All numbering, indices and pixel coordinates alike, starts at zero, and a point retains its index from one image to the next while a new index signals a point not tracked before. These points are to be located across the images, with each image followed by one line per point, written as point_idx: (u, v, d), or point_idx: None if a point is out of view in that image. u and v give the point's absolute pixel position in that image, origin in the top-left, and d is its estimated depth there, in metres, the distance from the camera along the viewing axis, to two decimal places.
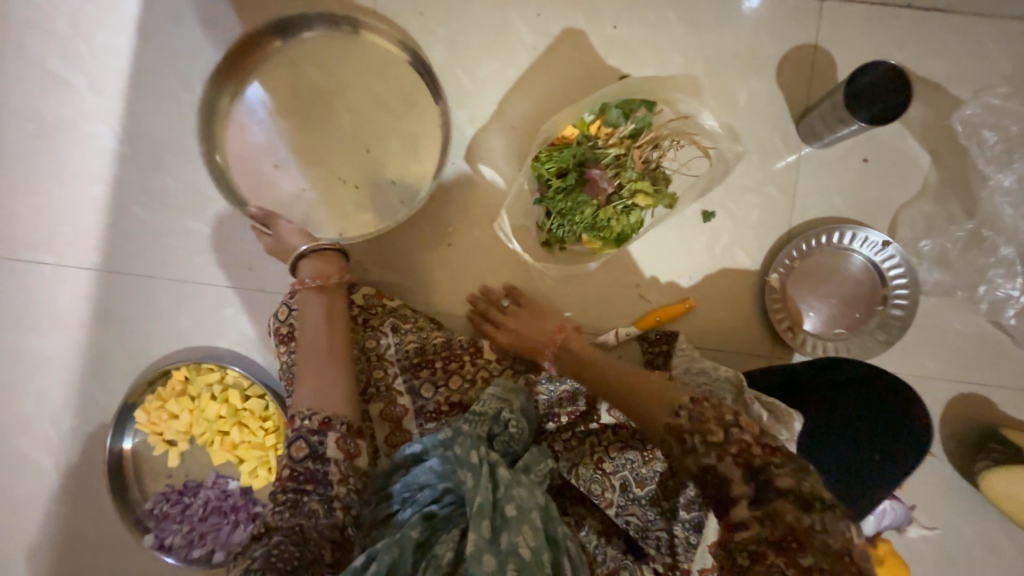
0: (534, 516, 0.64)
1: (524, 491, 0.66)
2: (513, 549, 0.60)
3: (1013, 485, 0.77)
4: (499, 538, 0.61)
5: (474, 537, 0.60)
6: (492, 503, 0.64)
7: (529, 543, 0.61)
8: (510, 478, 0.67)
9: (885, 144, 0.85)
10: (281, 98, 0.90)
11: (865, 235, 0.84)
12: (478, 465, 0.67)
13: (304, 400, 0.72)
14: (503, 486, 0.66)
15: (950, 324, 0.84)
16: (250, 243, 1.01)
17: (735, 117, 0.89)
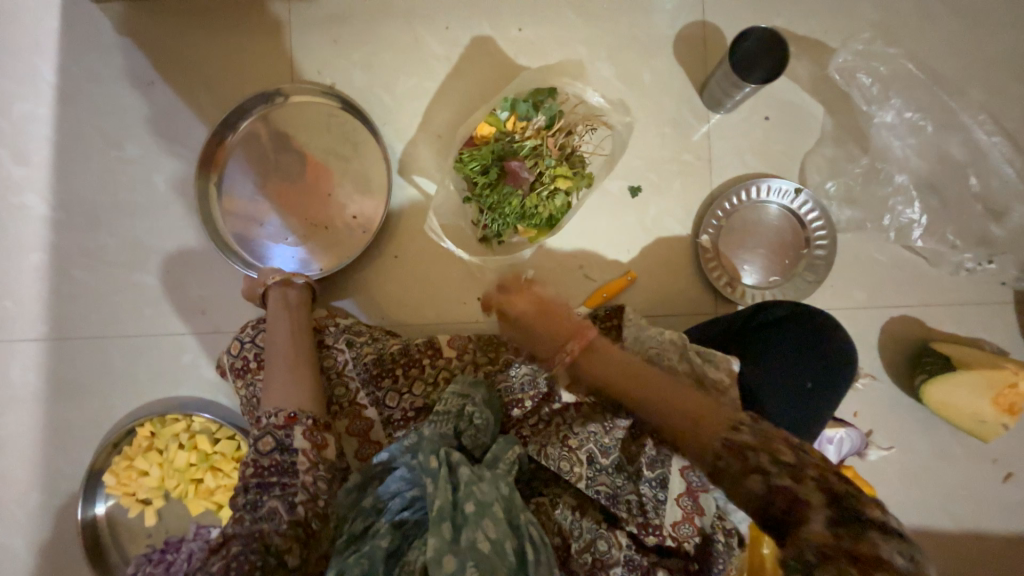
0: (496, 508, 0.66)
1: (486, 485, 0.68)
2: (473, 545, 0.62)
3: (949, 393, 0.83)
4: (460, 537, 0.63)
5: (433, 542, 0.61)
6: (452, 504, 0.65)
7: (488, 536, 0.63)
8: (471, 475, 0.68)
9: (780, 101, 0.92)
10: (235, 152, 0.97)
11: (777, 185, 0.90)
12: (437, 469, 0.68)
13: (272, 400, 0.76)
14: (462, 484, 0.67)
15: (869, 255, 0.90)
16: (199, 287, 1.01)
17: (644, 96, 0.95)
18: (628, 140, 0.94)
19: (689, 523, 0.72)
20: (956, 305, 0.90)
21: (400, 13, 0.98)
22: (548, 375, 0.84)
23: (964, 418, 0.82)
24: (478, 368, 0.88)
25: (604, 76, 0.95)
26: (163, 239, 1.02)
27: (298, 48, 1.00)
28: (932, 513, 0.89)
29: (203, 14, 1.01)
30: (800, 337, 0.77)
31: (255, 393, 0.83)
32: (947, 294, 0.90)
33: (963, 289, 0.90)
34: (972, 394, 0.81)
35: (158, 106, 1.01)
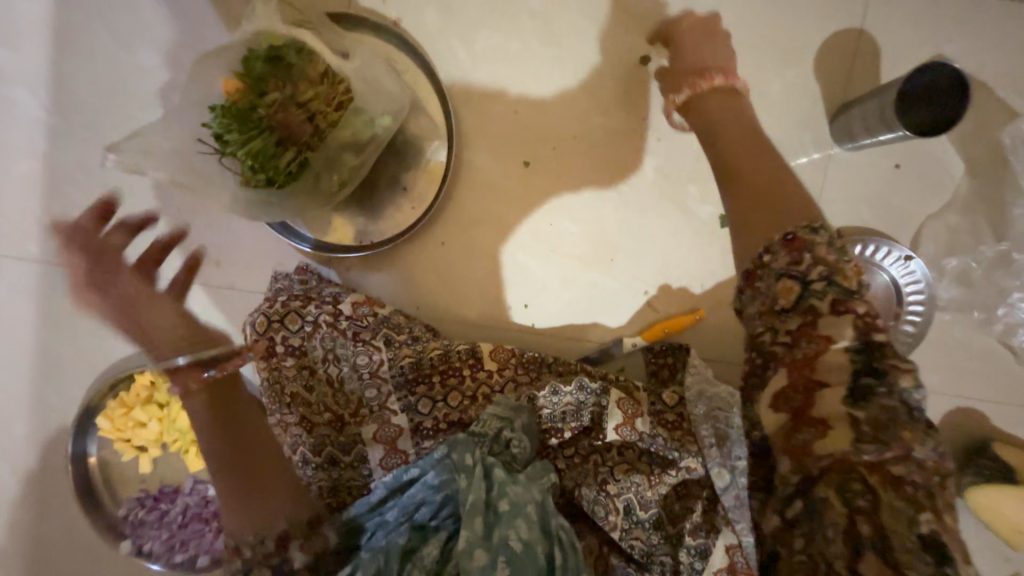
0: (530, 510, 0.63)
1: (521, 488, 0.65)
2: (505, 542, 0.59)
3: (997, 500, 0.79)
4: (491, 534, 0.60)
5: (465, 534, 0.59)
6: (485, 501, 0.63)
7: (520, 536, 0.60)
8: (505, 477, 0.66)
9: (918, 148, 0.79)
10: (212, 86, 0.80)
11: (898, 252, 0.79)
12: (472, 467, 0.66)
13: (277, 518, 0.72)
14: (496, 485, 0.65)
15: (960, 342, 0.82)
16: (214, 235, 0.89)
17: (764, 111, 0.81)
18: None
19: None
20: None
21: None
22: (595, 407, 0.77)
23: (1006, 528, 0.79)
24: (519, 387, 0.80)
25: None
26: None
27: None
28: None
29: None
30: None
31: (278, 380, 0.75)
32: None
33: None
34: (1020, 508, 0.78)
35: (187, 8, 0.84)
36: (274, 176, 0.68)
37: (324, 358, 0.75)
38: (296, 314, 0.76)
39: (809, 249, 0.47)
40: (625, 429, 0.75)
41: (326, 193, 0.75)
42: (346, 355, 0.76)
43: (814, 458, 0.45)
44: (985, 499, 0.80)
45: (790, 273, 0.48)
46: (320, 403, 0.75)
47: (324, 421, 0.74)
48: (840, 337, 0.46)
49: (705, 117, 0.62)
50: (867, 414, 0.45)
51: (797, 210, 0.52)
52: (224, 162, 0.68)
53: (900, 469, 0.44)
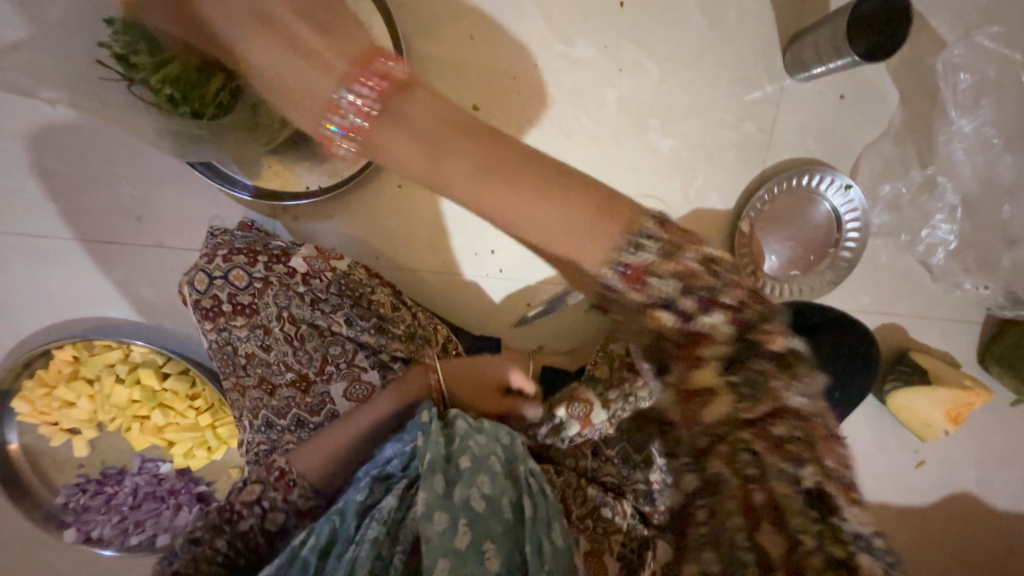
0: (493, 462, 0.59)
1: (484, 437, 0.61)
2: (466, 502, 0.55)
3: (912, 399, 0.90)
4: (451, 492, 0.55)
5: (423, 496, 0.54)
6: (445, 456, 0.58)
7: (484, 493, 0.55)
8: (466, 428, 0.61)
9: (860, 80, 0.83)
10: None
11: (837, 180, 0.84)
12: (428, 423, 0.60)
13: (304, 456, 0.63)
14: (458, 439, 0.60)
15: (885, 263, 0.91)
16: (132, 186, 0.78)
17: (722, 40, 0.80)
18: (693, 92, 0.82)
19: None
20: (941, 317, 0.95)
21: None
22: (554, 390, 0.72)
23: (916, 421, 0.91)
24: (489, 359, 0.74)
25: (685, 4, 0.79)
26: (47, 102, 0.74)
27: None
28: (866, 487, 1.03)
29: None
30: (848, 342, 0.78)
31: (227, 342, 0.68)
32: (935, 307, 0.94)
33: (949, 305, 0.95)
34: (932, 404, 0.89)
35: None
36: (201, 108, 0.59)
37: (278, 317, 0.67)
38: (242, 271, 0.67)
39: (651, 271, 0.37)
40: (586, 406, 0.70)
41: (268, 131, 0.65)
42: (304, 313, 0.68)
43: (706, 412, 0.38)
44: (903, 400, 0.91)
45: (652, 303, 0.37)
46: (280, 362, 0.68)
47: (286, 382, 0.68)
48: (714, 335, 0.37)
49: (417, 154, 0.40)
50: (736, 348, 0.36)
51: (577, 211, 0.38)
52: (134, 90, 0.58)
53: (782, 427, 0.36)
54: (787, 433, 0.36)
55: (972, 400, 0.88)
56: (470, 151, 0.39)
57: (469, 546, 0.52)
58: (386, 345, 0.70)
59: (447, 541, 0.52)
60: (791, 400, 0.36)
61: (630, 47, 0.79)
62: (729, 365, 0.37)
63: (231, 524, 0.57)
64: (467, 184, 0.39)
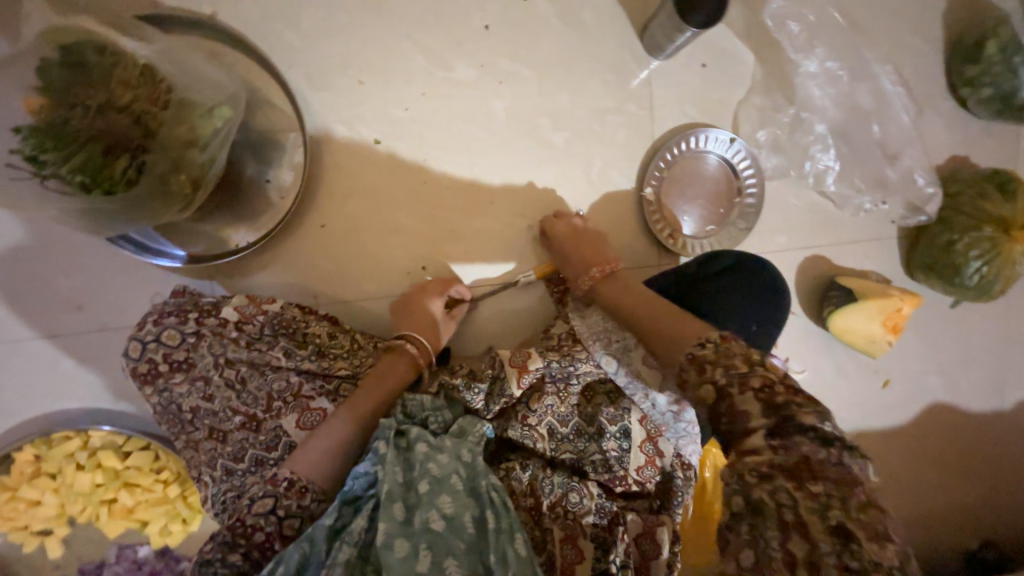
0: (455, 480, 0.61)
1: (445, 457, 0.63)
2: (427, 526, 0.56)
3: (848, 319, 0.95)
4: (411, 517, 0.57)
5: (384, 527, 0.55)
6: (404, 485, 0.60)
7: (444, 513, 0.57)
8: (427, 450, 0.63)
9: (715, 48, 0.92)
10: None
11: (715, 134, 0.92)
12: (385, 454, 0.62)
13: (304, 460, 0.65)
14: (418, 461, 0.61)
15: (790, 202, 0.97)
16: (72, 278, 0.82)
17: (584, 39, 0.90)
18: (572, 88, 0.91)
19: (652, 466, 0.73)
20: (859, 240, 1.00)
21: None
22: (493, 376, 0.76)
23: (858, 340, 0.96)
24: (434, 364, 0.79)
25: (543, 16, 0.88)
26: None
27: None
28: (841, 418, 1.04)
29: None
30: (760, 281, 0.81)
31: (174, 399, 0.70)
32: (850, 233, 1.00)
33: (863, 227, 1.00)
34: (866, 320, 0.94)
35: None
36: (111, 187, 0.64)
37: (216, 365, 0.70)
38: (175, 330, 0.71)
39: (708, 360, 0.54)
40: (526, 379, 0.75)
41: (178, 196, 0.71)
42: (241, 358, 0.71)
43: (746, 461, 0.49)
44: (842, 323, 0.95)
45: (705, 381, 0.53)
46: (226, 409, 0.69)
47: (236, 426, 0.69)
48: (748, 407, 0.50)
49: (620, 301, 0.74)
50: (777, 421, 0.48)
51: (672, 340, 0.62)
52: (46, 184, 0.63)
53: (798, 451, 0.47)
54: (825, 490, 0.46)
55: (901, 306, 0.93)
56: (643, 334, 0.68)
57: (432, 568, 0.54)
58: (329, 367, 0.73)
59: (408, 567, 0.53)
60: (825, 465, 0.46)
61: (505, 62, 0.88)
62: (775, 434, 0.48)
63: (246, 538, 0.59)
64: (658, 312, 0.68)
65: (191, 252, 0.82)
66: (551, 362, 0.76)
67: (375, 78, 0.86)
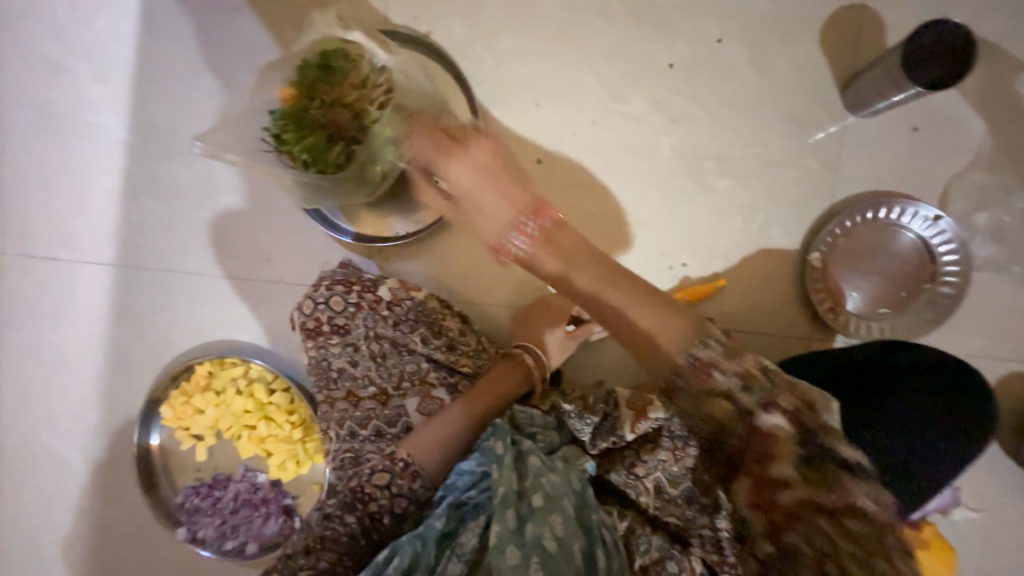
0: (566, 503, 0.59)
1: (558, 477, 0.61)
2: (539, 540, 0.55)
3: None
4: (523, 529, 0.56)
5: (497, 529, 0.55)
6: (517, 493, 0.59)
7: (555, 534, 0.56)
8: (540, 465, 0.62)
9: (933, 111, 0.81)
10: None
11: (921, 211, 0.79)
12: (502, 456, 0.62)
13: (418, 445, 0.69)
14: (532, 474, 0.61)
15: (1000, 301, 0.81)
16: (269, 233, 0.98)
17: (775, 86, 0.85)
18: (749, 134, 0.86)
19: None
20: None
21: None
22: (602, 413, 0.72)
23: None
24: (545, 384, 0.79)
25: (734, 58, 0.85)
26: (218, 174, 0.98)
27: None
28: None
29: None
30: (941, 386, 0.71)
31: (325, 357, 0.78)
32: None
33: None
34: None
35: (241, 38, 0.96)
36: (326, 167, 0.76)
37: (367, 336, 0.78)
38: (341, 297, 0.80)
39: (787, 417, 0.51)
40: (642, 424, 0.69)
41: (371, 183, 0.82)
42: (386, 334, 0.78)
43: None
44: None
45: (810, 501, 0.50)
46: (364, 377, 0.76)
47: (369, 394, 0.76)
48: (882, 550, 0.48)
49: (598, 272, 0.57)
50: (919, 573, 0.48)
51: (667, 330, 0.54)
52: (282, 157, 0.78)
53: None
54: None
55: None
56: (628, 309, 0.54)
57: None
58: (455, 361, 0.78)
59: None
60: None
61: (682, 100, 0.87)
62: None
63: (363, 505, 0.65)
64: (646, 313, 0.54)
65: (361, 230, 0.93)
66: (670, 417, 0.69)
67: (550, 101, 0.90)
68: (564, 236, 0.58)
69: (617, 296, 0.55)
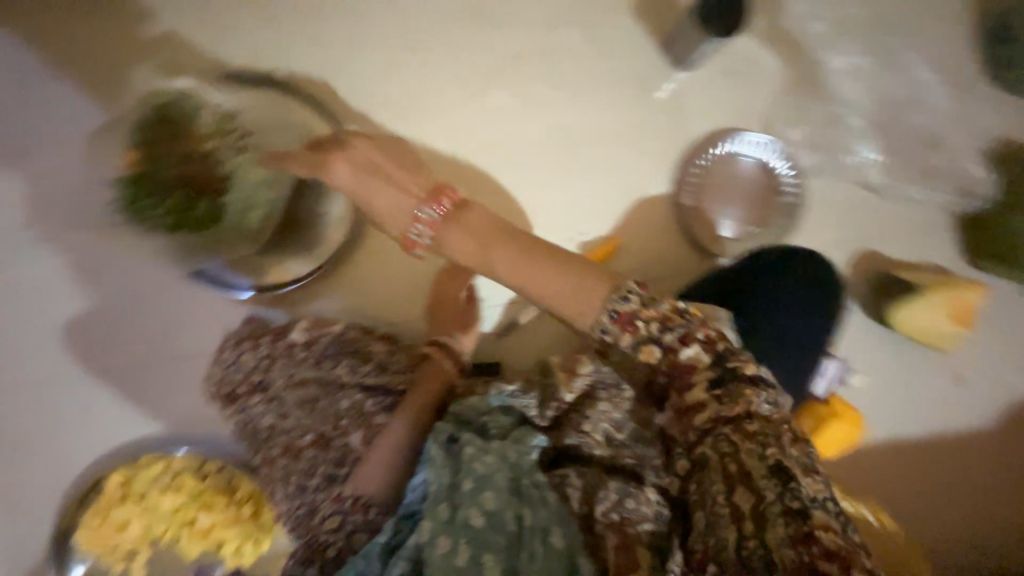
0: (499, 478, 0.62)
1: (492, 456, 0.63)
2: (467, 521, 0.58)
3: (910, 312, 0.89)
4: (455, 515, 0.59)
5: (428, 524, 0.58)
6: (450, 484, 0.62)
7: (484, 508, 0.59)
8: (475, 450, 0.64)
9: (739, 55, 0.95)
10: None
11: (750, 138, 0.93)
12: (435, 455, 0.64)
13: (366, 475, 0.67)
14: (465, 462, 0.63)
15: (836, 198, 0.95)
16: (155, 313, 0.90)
17: (611, 58, 0.94)
18: (602, 105, 0.95)
19: None
20: (920, 230, 0.95)
21: None
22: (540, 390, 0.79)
23: (921, 335, 0.90)
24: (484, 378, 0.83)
25: (570, 40, 0.93)
26: (76, 264, 0.88)
27: (232, 36, 0.89)
28: (894, 427, 0.98)
29: (108, 9, 0.88)
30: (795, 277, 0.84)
31: (251, 419, 0.75)
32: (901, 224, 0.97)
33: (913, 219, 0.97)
34: (931, 313, 0.88)
35: (66, 115, 0.87)
36: (197, 226, 0.73)
37: (289, 384, 0.75)
38: (252, 353, 0.78)
39: (726, 360, 0.54)
40: (575, 382, 0.78)
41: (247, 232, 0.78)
42: (309, 377, 0.75)
43: None
44: (903, 317, 0.90)
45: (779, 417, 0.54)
46: (298, 427, 0.73)
47: (307, 443, 0.72)
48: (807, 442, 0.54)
49: (522, 268, 0.61)
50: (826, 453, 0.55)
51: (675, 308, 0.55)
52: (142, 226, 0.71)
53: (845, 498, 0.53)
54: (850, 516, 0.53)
55: (968, 296, 0.87)
56: (552, 277, 0.59)
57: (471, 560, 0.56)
58: (389, 381, 0.77)
59: (449, 562, 0.56)
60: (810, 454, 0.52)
61: (536, 86, 0.93)
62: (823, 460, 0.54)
63: (319, 554, 0.62)
64: (562, 283, 0.58)
65: (260, 282, 0.89)
66: (595, 371, 0.78)
67: (418, 111, 0.92)
68: (471, 216, 0.66)
69: (553, 273, 0.59)
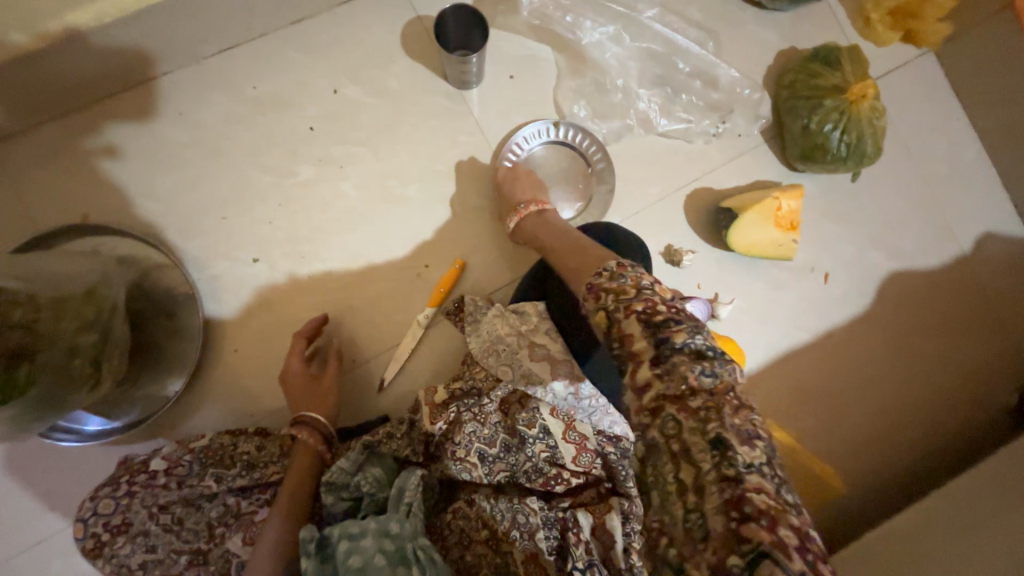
0: (381, 560, 0.64)
1: (368, 541, 0.65)
2: None
3: (744, 235, 0.95)
4: None
5: None
6: None
7: None
8: (350, 541, 0.65)
9: (514, 58, 1.00)
10: None
11: (523, 134, 0.98)
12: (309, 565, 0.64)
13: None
14: (342, 560, 0.64)
15: (645, 154, 1.01)
16: (44, 480, 0.90)
17: (400, 100, 0.99)
18: (407, 143, 0.99)
19: (586, 452, 0.74)
20: (728, 160, 1.02)
21: (131, 120, 0.95)
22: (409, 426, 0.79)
23: (764, 249, 0.97)
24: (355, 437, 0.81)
25: (356, 97, 0.99)
26: None
27: (40, 198, 0.93)
28: (773, 344, 1.02)
29: None
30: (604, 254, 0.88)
31: (127, 561, 0.74)
32: (715, 157, 1.02)
33: (725, 148, 1.02)
34: (759, 229, 0.95)
35: None
36: (15, 391, 0.67)
37: (153, 515, 0.75)
38: (110, 498, 0.76)
39: (602, 287, 0.57)
40: (437, 416, 0.76)
41: (82, 378, 0.76)
42: (174, 500, 0.75)
43: (645, 400, 0.51)
44: (742, 242, 0.96)
45: (599, 308, 0.57)
46: (171, 552, 0.74)
47: (185, 564, 0.74)
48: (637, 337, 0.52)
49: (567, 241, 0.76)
50: (655, 349, 0.51)
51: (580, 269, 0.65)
52: None
53: (696, 399, 0.48)
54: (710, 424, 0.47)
55: (782, 204, 0.95)
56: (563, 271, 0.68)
57: None
58: (261, 476, 0.77)
59: None
60: (700, 379, 0.49)
61: (340, 148, 0.98)
62: (659, 361, 0.51)
63: None
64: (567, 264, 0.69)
65: (132, 417, 0.89)
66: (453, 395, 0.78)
67: (239, 207, 0.96)
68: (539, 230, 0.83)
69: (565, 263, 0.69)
